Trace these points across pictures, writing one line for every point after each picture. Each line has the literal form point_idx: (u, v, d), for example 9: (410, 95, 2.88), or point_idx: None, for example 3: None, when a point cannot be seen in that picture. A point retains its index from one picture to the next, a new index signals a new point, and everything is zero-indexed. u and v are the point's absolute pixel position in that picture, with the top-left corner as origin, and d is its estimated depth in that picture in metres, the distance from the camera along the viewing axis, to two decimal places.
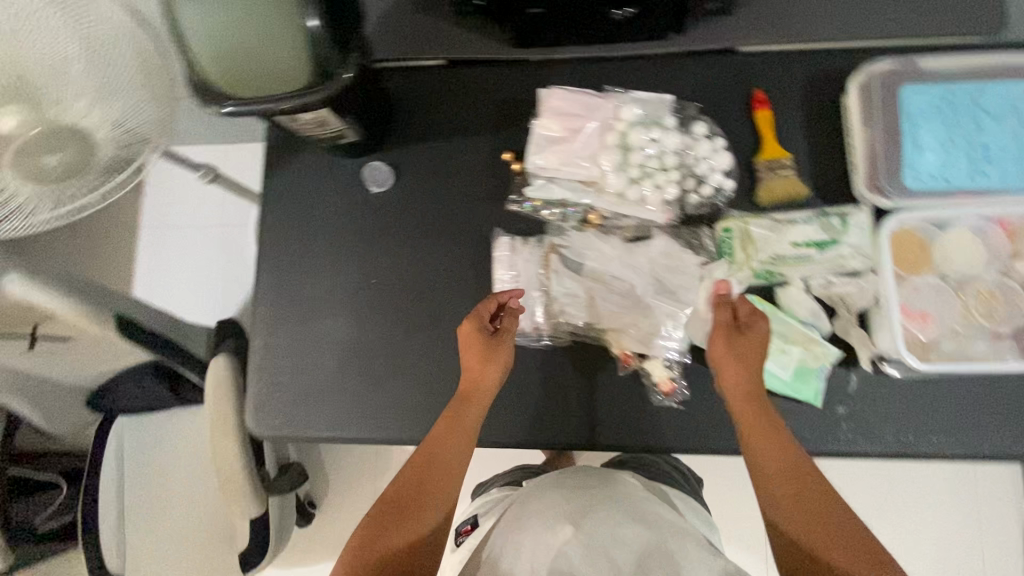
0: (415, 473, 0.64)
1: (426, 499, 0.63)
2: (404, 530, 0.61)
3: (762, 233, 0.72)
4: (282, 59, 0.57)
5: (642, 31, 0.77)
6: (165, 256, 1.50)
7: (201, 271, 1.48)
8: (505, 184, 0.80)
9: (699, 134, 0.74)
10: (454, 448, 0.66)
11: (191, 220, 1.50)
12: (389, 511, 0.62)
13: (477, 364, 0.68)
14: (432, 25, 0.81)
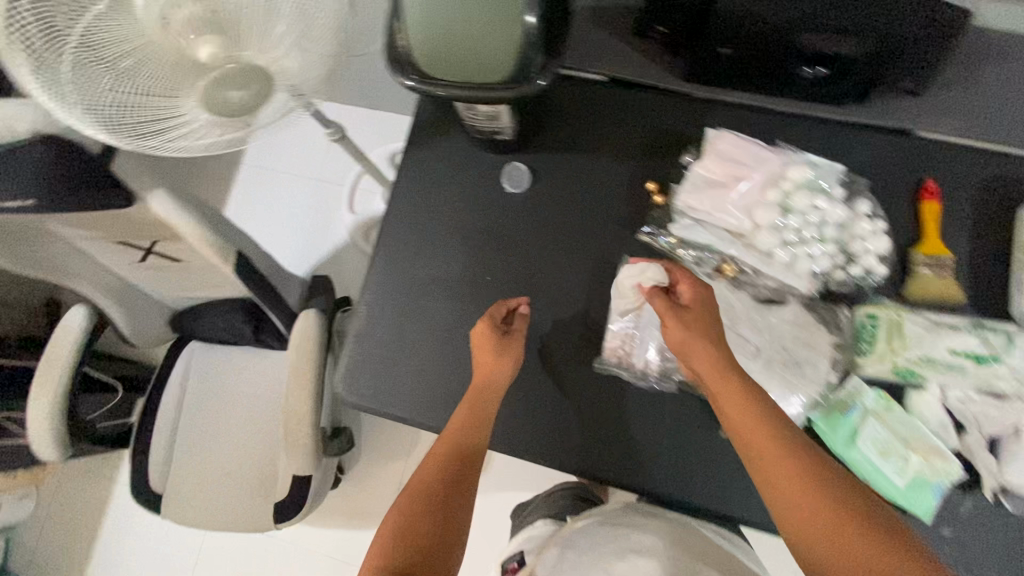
0: (440, 468, 0.65)
1: (446, 494, 0.64)
2: (428, 524, 0.61)
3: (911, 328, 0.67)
4: (488, 50, 0.57)
5: (824, 93, 0.74)
6: (261, 198, 1.54)
7: (291, 221, 1.51)
8: (642, 214, 0.78)
9: (862, 211, 0.70)
10: (471, 434, 0.67)
11: (294, 170, 1.54)
12: (415, 504, 0.63)
13: (487, 361, 0.69)
14: (606, 42, 0.81)
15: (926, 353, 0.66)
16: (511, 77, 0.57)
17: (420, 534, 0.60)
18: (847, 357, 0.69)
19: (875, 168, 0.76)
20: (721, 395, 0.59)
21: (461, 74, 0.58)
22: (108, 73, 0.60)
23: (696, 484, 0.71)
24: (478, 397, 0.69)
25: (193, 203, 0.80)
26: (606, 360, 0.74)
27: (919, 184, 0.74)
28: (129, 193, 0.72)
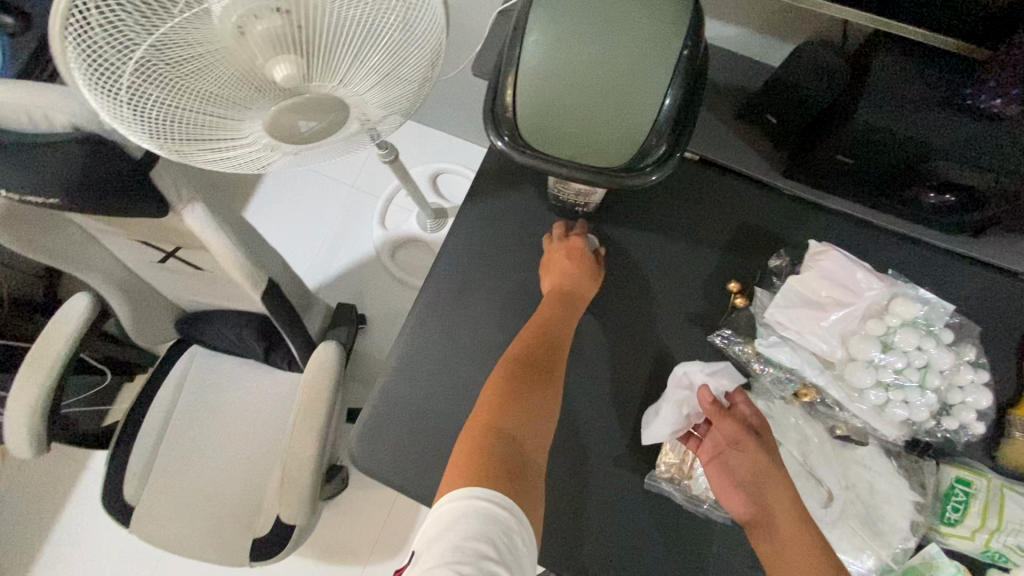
0: (532, 346, 0.65)
1: (539, 368, 0.63)
2: (525, 390, 0.60)
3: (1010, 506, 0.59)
4: (613, 136, 0.49)
5: (938, 220, 0.68)
6: (290, 198, 1.46)
7: (318, 226, 1.44)
8: (718, 314, 0.71)
9: (967, 360, 0.63)
10: (561, 322, 0.68)
11: (329, 174, 1.47)
12: (507, 374, 0.62)
13: (578, 269, 0.70)
14: (706, 121, 0.75)
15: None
16: (627, 166, 0.51)
17: (519, 404, 0.59)
18: (928, 522, 0.61)
19: (979, 310, 0.69)
20: (783, 510, 0.57)
21: (573, 153, 0.51)
22: (164, 80, 0.51)
23: None
24: (569, 298, 0.69)
25: (228, 217, 0.73)
26: (658, 474, 0.66)
27: None
28: (163, 201, 0.67)
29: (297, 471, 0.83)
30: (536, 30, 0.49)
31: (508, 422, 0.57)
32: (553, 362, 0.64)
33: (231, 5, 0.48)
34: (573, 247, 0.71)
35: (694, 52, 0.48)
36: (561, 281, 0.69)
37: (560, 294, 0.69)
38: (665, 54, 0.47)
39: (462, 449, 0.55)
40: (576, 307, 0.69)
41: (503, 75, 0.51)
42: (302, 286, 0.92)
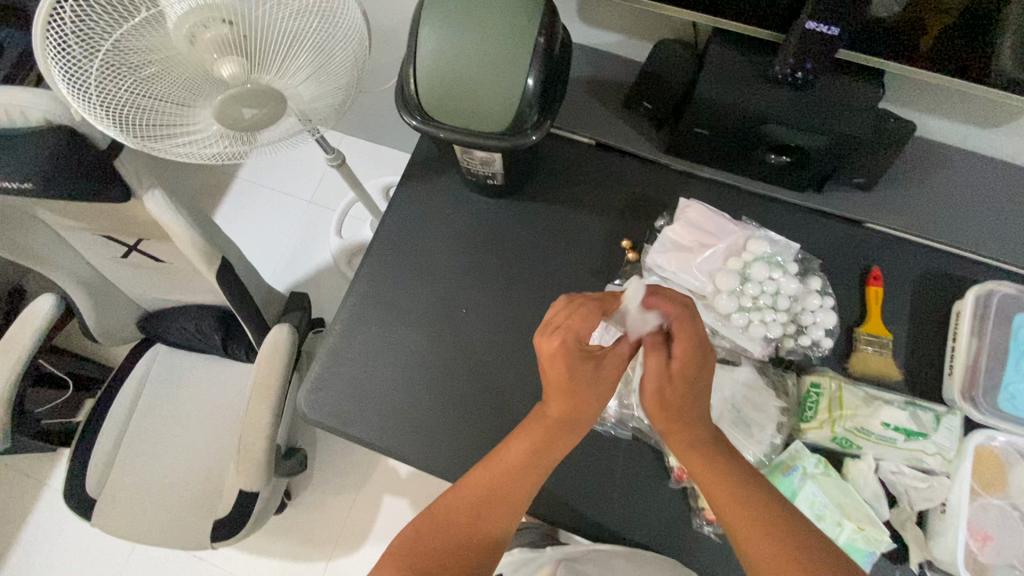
0: (491, 480, 0.65)
1: (508, 494, 0.64)
2: (487, 513, 0.64)
3: (852, 400, 0.72)
4: (494, 106, 0.62)
5: (786, 178, 0.82)
6: (251, 212, 1.56)
7: (278, 236, 1.54)
8: (615, 268, 0.84)
9: (813, 288, 0.77)
10: (545, 454, 0.64)
11: (287, 188, 1.57)
12: (471, 493, 0.65)
13: (564, 400, 0.62)
14: (597, 112, 0.89)
15: (863, 424, 0.70)
16: (507, 130, 0.64)
17: (448, 528, 0.64)
18: (790, 421, 0.73)
19: (829, 250, 0.83)
20: (708, 470, 0.61)
21: (464, 123, 0.64)
22: (129, 78, 0.63)
23: (642, 530, 0.73)
24: (564, 426, 0.63)
25: (186, 206, 0.83)
26: None
27: (865, 269, 0.82)
28: (126, 188, 0.76)
29: (256, 439, 0.90)
30: (427, 26, 0.62)
31: (449, 550, 0.63)
32: (531, 483, 0.65)
33: (184, 15, 0.61)
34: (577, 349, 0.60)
35: (550, 42, 0.62)
36: (558, 394, 0.62)
37: (546, 426, 0.64)
38: (523, 38, 0.61)
39: (413, 548, 0.64)
40: (563, 437, 0.64)
41: (409, 64, 0.64)
42: (257, 275, 1.01)
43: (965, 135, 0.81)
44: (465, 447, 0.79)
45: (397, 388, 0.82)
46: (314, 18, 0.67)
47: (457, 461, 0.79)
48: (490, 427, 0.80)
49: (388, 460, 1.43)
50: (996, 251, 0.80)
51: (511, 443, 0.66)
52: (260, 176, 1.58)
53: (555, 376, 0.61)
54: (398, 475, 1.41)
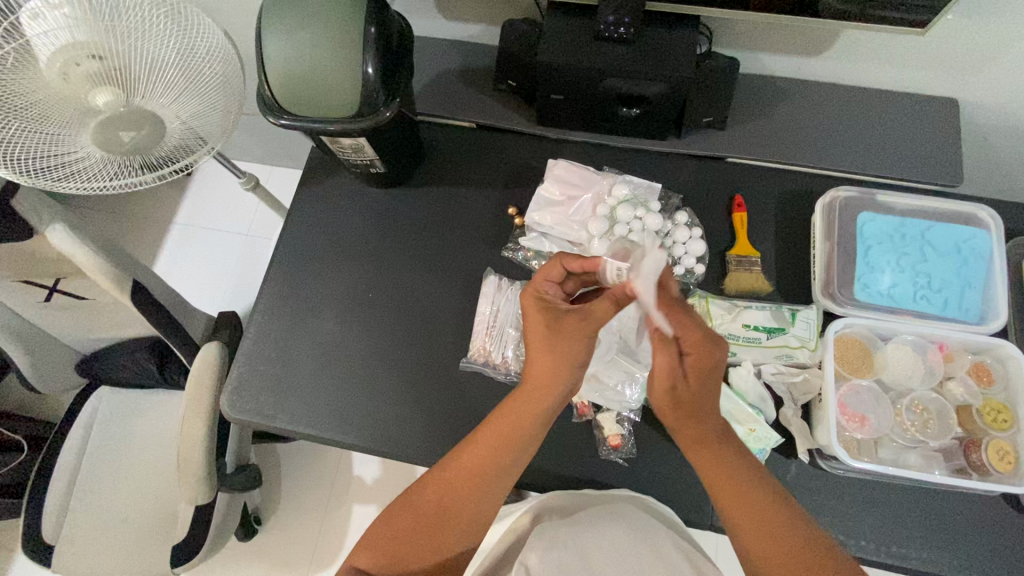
0: (467, 467, 0.64)
1: (488, 474, 0.64)
2: (465, 495, 0.64)
3: (718, 312, 0.79)
4: (340, 92, 0.68)
5: (647, 129, 0.90)
6: (187, 251, 1.60)
7: (217, 270, 1.57)
8: (505, 233, 0.89)
9: (679, 222, 0.85)
10: (528, 418, 0.64)
11: (220, 223, 1.62)
12: (448, 476, 0.64)
13: (537, 356, 0.65)
14: (472, 95, 0.96)
15: (731, 331, 0.77)
16: (358, 113, 0.70)
17: (424, 519, 0.63)
18: None
19: (696, 187, 0.90)
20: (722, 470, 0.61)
21: (317, 112, 0.69)
22: (14, 121, 0.70)
23: (557, 469, 0.78)
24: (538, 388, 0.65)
25: (92, 237, 0.88)
26: (472, 358, 0.83)
27: (731, 199, 0.89)
28: (28, 227, 0.82)
29: (194, 454, 0.93)
30: (270, 31, 0.68)
31: (420, 538, 0.62)
32: (509, 461, 0.64)
33: (53, 56, 0.70)
34: (547, 307, 0.65)
35: (381, 30, 0.69)
36: (537, 350, 0.65)
37: (523, 397, 0.65)
38: (353, 28, 0.68)
39: (393, 531, 0.63)
40: (543, 401, 0.65)
41: (260, 68, 0.70)
42: (181, 300, 1.05)
43: (800, 65, 0.88)
44: (384, 419, 0.82)
45: (314, 377, 0.85)
46: (174, 42, 0.76)
47: (374, 435, 0.81)
48: (406, 398, 0.83)
49: (352, 471, 1.45)
50: (845, 164, 0.87)
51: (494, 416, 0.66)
52: (193, 216, 1.63)
53: (535, 330, 0.66)
54: (365, 484, 1.44)
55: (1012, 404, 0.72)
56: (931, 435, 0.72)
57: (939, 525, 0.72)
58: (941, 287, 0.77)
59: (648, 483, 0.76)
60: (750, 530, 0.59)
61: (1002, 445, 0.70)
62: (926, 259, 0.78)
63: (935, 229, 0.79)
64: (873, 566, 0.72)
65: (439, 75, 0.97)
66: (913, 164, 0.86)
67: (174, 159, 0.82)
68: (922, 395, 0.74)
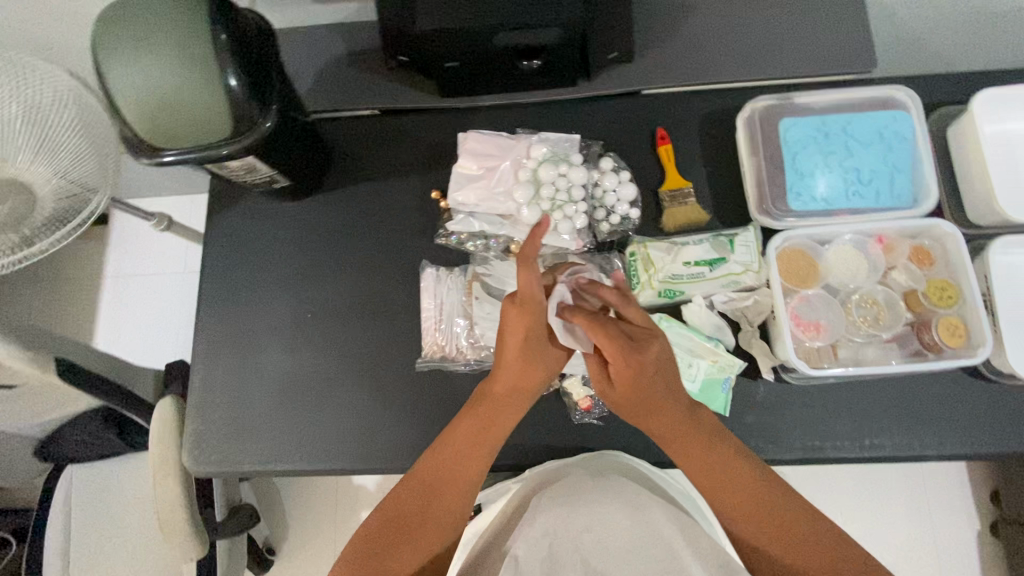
0: (442, 469, 0.64)
1: (461, 477, 0.64)
2: (437, 498, 0.63)
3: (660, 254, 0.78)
4: (205, 110, 0.62)
5: (553, 79, 0.85)
6: (121, 305, 1.50)
7: (156, 318, 1.48)
8: (434, 220, 0.85)
9: (606, 169, 0.82)
10: (492, 426, 0.64)
11: (148, 268, 1.52)
12: (420, 482, 0.64)
13: (516, 371, 0.63)
14: (366, 79, 0.89)
15: (675, 271, 0.76)
16: (235, 130, 0.64)
17: (402, 525, 0.62)
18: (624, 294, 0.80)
19: (616, 130, 0.86)
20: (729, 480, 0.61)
21: (186, 136, 0.63)
22: None
23: (535, 444, 0.77)
24: (508, 399, 0.64)
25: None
26: (427, 357, 0.80)
27: (653, 133, 0.86)
28: None
29: (174, 514, 0.90)
30: (111, 62, 0.61)
31: (399, 539, 0.62)
32: (483, 462, 0.64)
33: None
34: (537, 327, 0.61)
35: (232, 33, 0.62)
36: (515, 365, 0.62)
37: (494, 403, 0.64)
38: (201, 38, 0.61)
39: (378, 534, 0.62)
40: (512, 411, 0.65)
41: (112, 105, 0.63)
42: (119, 362, 0.99)
43: None
44: (354, 437, 0.80)
45: (272, 412, 0.82)
46: (15, 100, 0.72)
47: (347, 455, 0.80)
48: (371, 411, 0.80)
49: (353, 481, 1.44)
50: (759, 72, 0.84)
51: (463, 423, 0.65)
52: (117, 266, 1.52)
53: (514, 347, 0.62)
54: (368, 492, 1.44)
55: (955, 280, 0.73)
56: (883, 327, 0.74)
57: (905, 410, 0.74)
58: (871, 179, 0.76)
59: (626, 436, 0.77)
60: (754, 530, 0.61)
61: (953, 321, 0.71)
62: (852, 154, 0.77)
63: (856, 121, 0.78)
64: (852, 462, 0.74)
65: (326, 65, 0.90)
66: (827, 58, 0.83)
67: (66, 220, 0.74)
68: (870, 290, 0.75)
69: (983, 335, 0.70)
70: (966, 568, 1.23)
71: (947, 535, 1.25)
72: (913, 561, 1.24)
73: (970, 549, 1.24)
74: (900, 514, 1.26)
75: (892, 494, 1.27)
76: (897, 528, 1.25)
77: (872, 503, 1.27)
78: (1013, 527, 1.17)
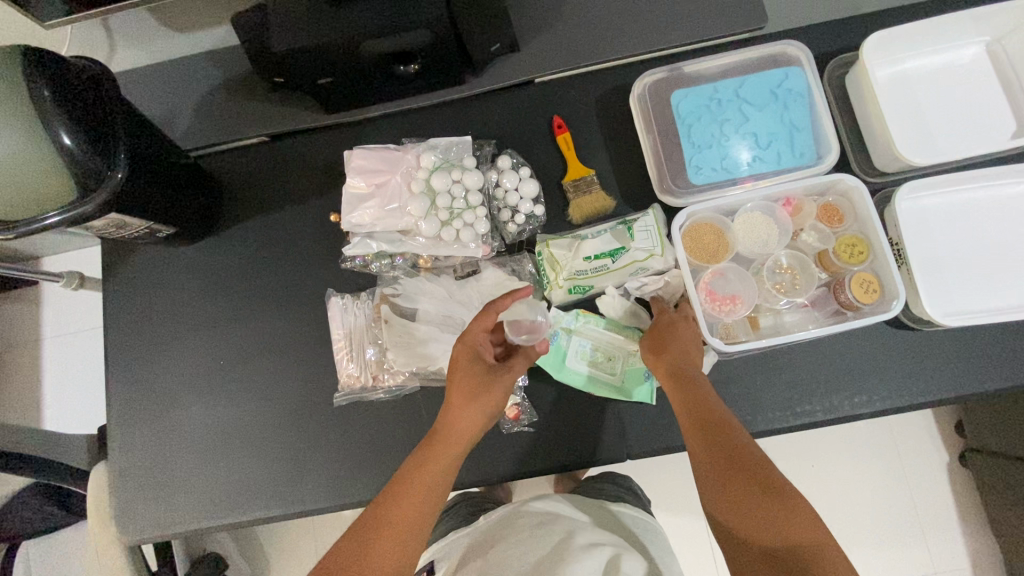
0: (385, 507, 0.55)
1: (405, 513, 0.55)
2: (372, 543, 0.53)
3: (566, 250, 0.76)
4: (36, 171, 0.57)
5: (438, 81, 0.81)
6: (39, 371, 1.38)
7: (82, 379, 1.37)
8: (338, 244, 0.82)
9: (503, 168, 0.78)
10: (441, 461, 0.59)
11: (63, 326, 1.40)
12: (361, 523, 0.55)
13: (461, 400, 0.62)
14: (246, 107, 0.84)
15: (582, 266, 0.74)
16: (86, 190, 0.60)
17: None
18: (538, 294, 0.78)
19: (511, 125, 0.83)
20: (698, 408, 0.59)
21: (28, 206, 0.58)
22: None
23: (469, 462, 0.75)
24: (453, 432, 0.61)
25: None
26: (346, 388, 0.77)
27: (550, 122, 0.82)
28: None
29: None
30: None
31: None
32: (432, 495, 0.57)
33: None
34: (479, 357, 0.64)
35: (57, 88, 0.57)
36: (460, 394, 0.62)
37: (440, 438, 0.61)
38: (20, 99, 0.56)
39: None
40: (459, 447, 0.60)
41: None
42: (47, 434, 0.96)
43: None
44: (285, 481, 0.77)
45: (196, 467, 0.79)
46: None
47: (279, 501, 0.77)
48: (299, 451, 0.78)
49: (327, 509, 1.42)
50: (648, 45, 0.81)
51: (413, 458, 0.60)
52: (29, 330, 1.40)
53: (460, 377, 0.63)
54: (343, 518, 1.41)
55: (865, 234, 0.71)
56: (801, 291, 0.71)
57: (833, 372, 0.73)
58: (771, 142, 0.74)
59: (558, 440, 0.74)
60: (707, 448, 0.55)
61: (866, 276, 0.69)
62: (747, 119, 0.74)
63: (748, 83, 0.75)
64: (788, 432, 0.73)
65: (203, 98, 0.85)
66: (716, 19, 0.80)
67: None
68: (782, 255, 0.73)
69: (895, 288, 0.68)
70: (939, 501, 1.24)
71: (918, 473, 1.25)
72: (888, 504, 1.24)
73: (942, 483, 1.25)
74: (872, 460, 1.26)
75: (863, 441, 1.27)
76: (868, 473, 1.26)
77: (845, 453, 1.27)
78: (977, 456, 1.17)
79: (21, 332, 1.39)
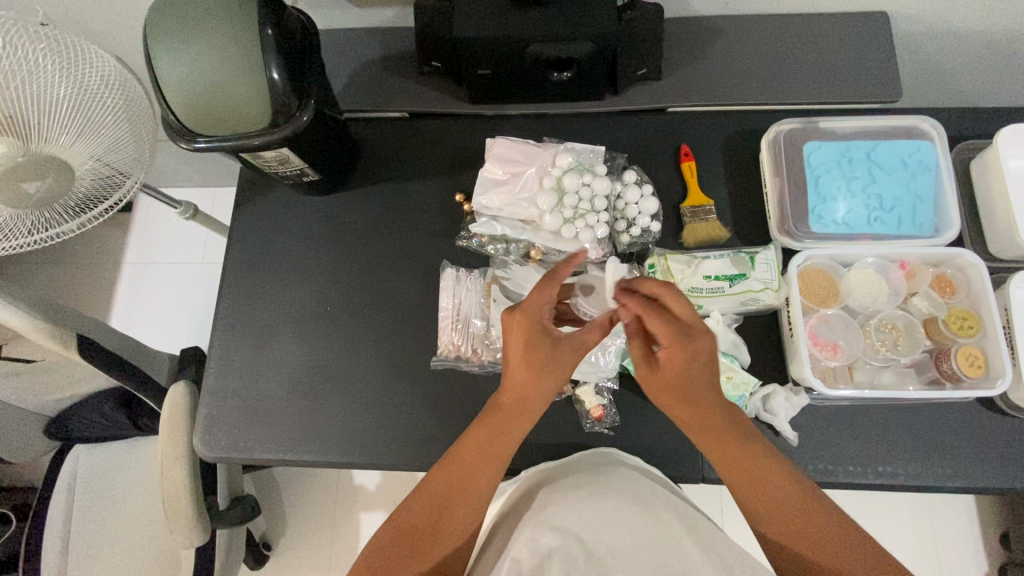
0: (452, 478, 0.62)
1: (467, 485, 0.62)
2: (443, 510, 0.61)
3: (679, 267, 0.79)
4: (246, 103, 0.64)
5: (581, 92, 0.86)
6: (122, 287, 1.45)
7: (159, 303, 1.44)
8: (457, 222, 0.87)
9: (629, 181, 0.83)
10: (505, 432, 0.63)
11: (155, 251, 1.47)
12: (429, 491, 0.62)
13: (522, 379, 0.62)
14: (397, 82, 0.90)
15: (693, 284, 0.77)
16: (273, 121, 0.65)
17: (412, 536, 0.61)
18: None
19: (640, 144, 0.88)
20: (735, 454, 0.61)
21: (229, 129, 0.65)
22: None
23: (546, 450, 0.77)
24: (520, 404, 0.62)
25: (32, 302, 0.84)
26: (443, 355, 0.81)
27: (677, 149, 0.87)
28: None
29: (179, 501, 0.85)
30: (164, 53, 0.64)
31: (407, 549, 0.60)
32: (492, 469, 0.63)
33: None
34: (539, 334, 0.61)
35: (279, 29, 0.64)
36: (521, 376, 0.62)
37: (502, 412, 0.63)
38: (250, 32, 0.63)
39: (391, 541, 0.61)
40: (526, 415, 0.63)
41: (159, 94, 0.65)
42: (138, 345, 1.01)
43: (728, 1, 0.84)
44: (363, 431, 0.80)
45: (283, 400, 0.82)
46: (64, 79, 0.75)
47: (354, 448, 0.80)
48: (382, 406, 0.81)
49: (353, 480, 1.44)
50: (785, 97, 0.84)
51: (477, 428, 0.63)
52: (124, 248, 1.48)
53: (518, 360, 0.62)
54: (365, 493, 1.43)
55: (977, 310, 0.73)
56: (902, 351, 0.74)
57: (921, 438, 0.74)
58: (893, 206, 0.77)
59: (635, 446, 0.76)
60: (754, 492, 0.60)
61: (972, 350, 0.71)
62: (874, 180, 0.77)
63: (880, 148, 0.79)
64: (865, 488, 0.73)
65: (360, 67, 0.91)
66: (855, 85, 0.84)
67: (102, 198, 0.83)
68: (891, 315, 0.75)
69: (1001, 367, 0.70)
70: None
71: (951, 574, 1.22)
72: None
73: None
74: (906, 549, 1.23)
75: (899, 530, 1.25)
76: (902, 564, 1.23)
77: (880, 538, 1.24)
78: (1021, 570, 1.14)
79: (112, 252, 1.47)
